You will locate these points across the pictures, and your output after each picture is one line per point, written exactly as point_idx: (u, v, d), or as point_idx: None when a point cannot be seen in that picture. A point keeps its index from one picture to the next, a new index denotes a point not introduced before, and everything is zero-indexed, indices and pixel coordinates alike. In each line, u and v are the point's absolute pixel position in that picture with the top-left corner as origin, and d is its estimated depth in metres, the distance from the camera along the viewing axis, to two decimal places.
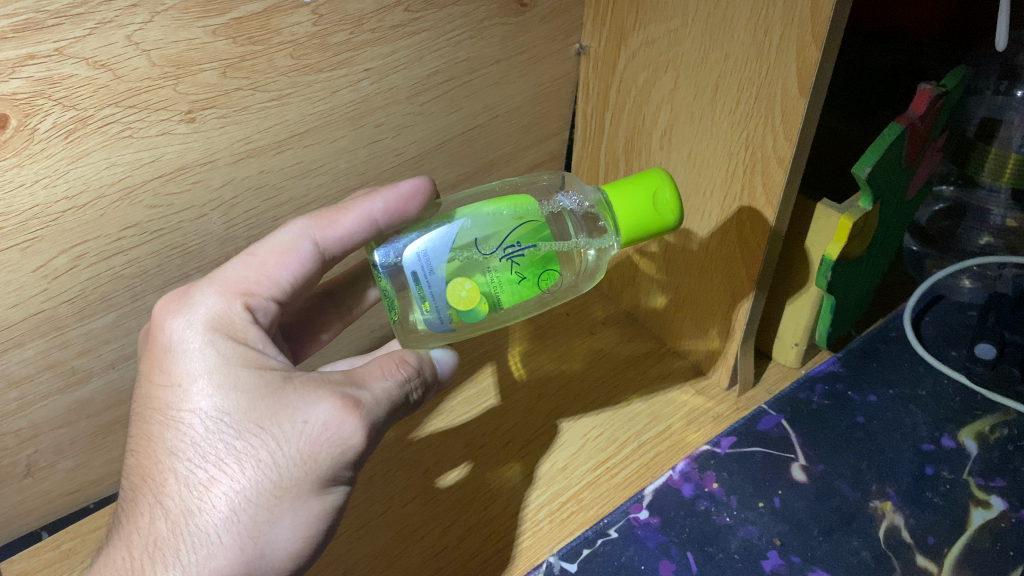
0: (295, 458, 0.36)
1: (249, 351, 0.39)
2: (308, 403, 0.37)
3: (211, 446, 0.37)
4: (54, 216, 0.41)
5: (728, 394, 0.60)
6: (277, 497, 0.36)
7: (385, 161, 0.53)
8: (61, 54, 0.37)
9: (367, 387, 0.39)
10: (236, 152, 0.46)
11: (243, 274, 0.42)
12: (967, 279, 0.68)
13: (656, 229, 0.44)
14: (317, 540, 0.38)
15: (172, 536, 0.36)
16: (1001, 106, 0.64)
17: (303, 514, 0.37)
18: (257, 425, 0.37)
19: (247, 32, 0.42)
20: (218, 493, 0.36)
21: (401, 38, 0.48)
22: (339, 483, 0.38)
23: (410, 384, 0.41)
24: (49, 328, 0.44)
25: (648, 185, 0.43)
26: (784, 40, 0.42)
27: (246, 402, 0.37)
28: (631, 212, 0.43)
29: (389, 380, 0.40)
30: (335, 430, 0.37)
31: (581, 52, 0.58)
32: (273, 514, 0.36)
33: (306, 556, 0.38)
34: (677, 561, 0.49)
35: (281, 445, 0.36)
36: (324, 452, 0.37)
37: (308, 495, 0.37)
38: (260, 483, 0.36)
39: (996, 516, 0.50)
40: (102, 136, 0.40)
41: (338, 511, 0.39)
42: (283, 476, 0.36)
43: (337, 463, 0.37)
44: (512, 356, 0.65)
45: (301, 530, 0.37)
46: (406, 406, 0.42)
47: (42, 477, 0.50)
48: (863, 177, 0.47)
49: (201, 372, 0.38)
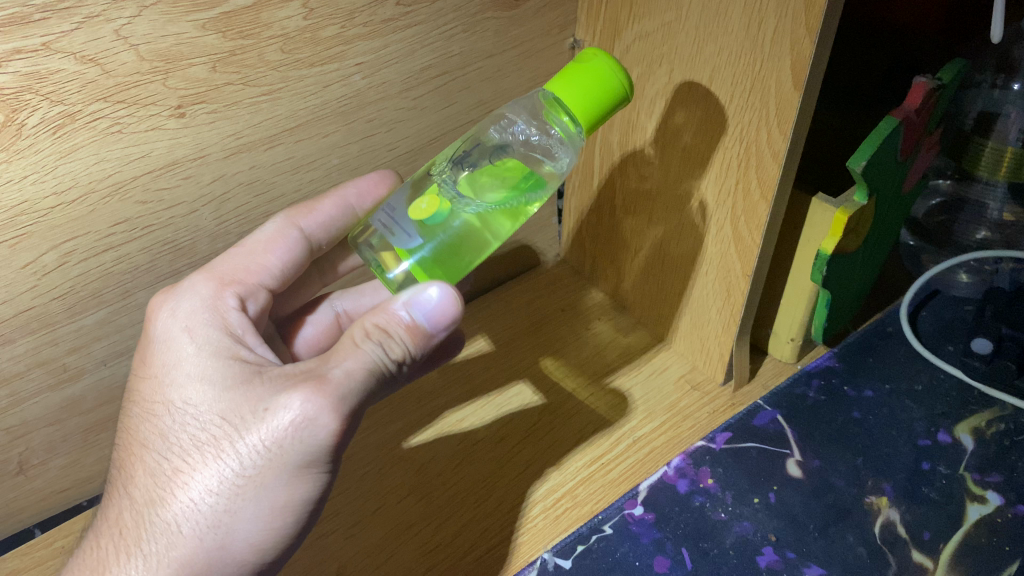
0: (256, 449, 0.35)
1: (226, 341, 0.40)
2: (272, 391, 0.36)
3: (177, 437, 0.37)
4: (43, 212, 0.40)
5: (723, 389, 0.60)
6: (238, 488, 0.36)
7: (378, 156, 0.53)
8: (48, 49, 0.36)
9: (336, 365, 0.37)
10: (226, 147, 0.45)
11: (234, 264, 0.44)
12: (964, 274, 0.67)
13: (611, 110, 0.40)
14: (284, 530, 0.37)
15: (134, 526, 0.36)
16: (998, 100, 0.65)
17: (267, 505, 0.36)
18: (221, 416, 0.36)
19: (236, 27, 0.42)
20: (181, 482, 0.36)
21: (393, 33, 0.48)
22: (306, 473, 0.36)
23: (392, 356, 0.38)
24: (39, 325, 0.44)
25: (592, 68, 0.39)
26: (778, 33, 0.41)
27: (213, 394, 0.37)
28: (585, 104, 0.39)
29: (361, 353, 0.37)
30: (298, 419, 0.35)
31: (575, 46, 0.58)
32: (234, 506, 0.36)
33: (273, 547, 0.37)
34: (671, 557, 0.49)
35: (244, 436, 0.36)
36: (286, 442, 0.35)
37: (270, 487, 0.36)
38: (221, 474, 0.36)
39: (991, 511, 0.50)
40: (90, 131, 0.40)
41: (309, 504, 0.38)
42: (245, 467, 0.36)
43: (301, 452, 0.36)
44: (507, 354, 0.64)
45: (264, 521, 0.36)
46: (386, 376, 0.38)
47: (34, 475, 0.50)
48: (858, 171, 0.47)
49: (175, 364, 0.39)
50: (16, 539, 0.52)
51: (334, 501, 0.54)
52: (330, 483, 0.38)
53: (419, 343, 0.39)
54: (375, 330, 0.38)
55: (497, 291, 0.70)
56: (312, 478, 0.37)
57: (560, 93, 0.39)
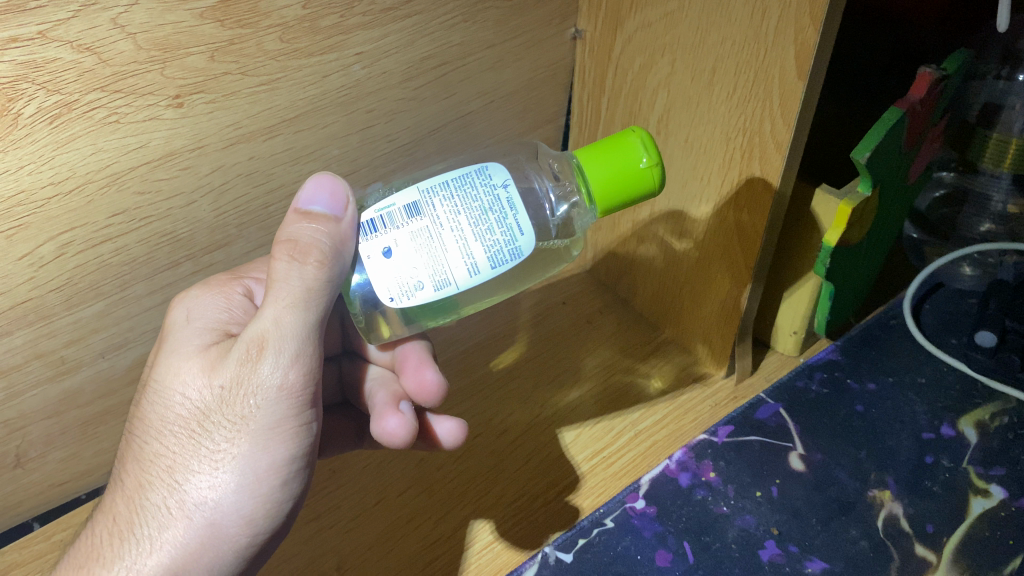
0: (226, 415, 0.36)
1: (194, 325, 0.40)
2: (229, 357, 0.36)
3: (151, 422, 0.37)
4: (40, 203, 0.40)
5: (725, 382, 0.60)
6: (217, 459, 0.36)
7: (377, 147, 0.52)
8: (44, 37, 0.36)
9: (268, 308, 0.36)
10: (226, 137, 0.45)
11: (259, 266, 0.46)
12: (968, 267, 0.67)
13: (639, 195, 0.39)
14: (273, 497, 0.37)
15: (125, 516, 0.36)
16: (1003, 91, 0.64)
17: (249, 472, 0.36)
18: (186, 392, 0.37)
19: (235, 15, 0.41)
20: (164, 463, 0.36)
21: (393, 22, 0.48)
22: (281, 432, 0.37)
23: (317, 266, 0.35)
24: (36, 317, 0.44)
25: (621, 148, 0.38)
26: (782, 21, 0.41)
27: (180, 372, 0.38)
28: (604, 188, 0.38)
29: (281, 282, 0.35)
30: (256, 371, 0.36)
31: (577, 36, 0.58)
32: (212, 479, 0.36)
33: (263, 517, 0.37)
34: (673, 551, 0.48)
35: (212, 404, 0.36)
36: (252, 401, 0.36)
37: (247, 451, 0.36)
38: (198, 449, 0.36)
39: (995, 505, 0.50)
40: (87, 121, 0.39)
41: (290, 469, 0.38)
42: (220, 437, 0.36)
43: (271, 411, 0.36)
44: (508, 347, 0.64)
45: (250, 490, 0.36)
46: (309, 296, 0.35)
47: (32, 467, 0.50)
48: (863, 162, 0.47)
49: (158, 352, 0.40)
50: (14, 532, 0.52)
51: (334, 495, 0.54)
52: (310, 438, 0.38)
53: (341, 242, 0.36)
54: (283, 244, 0.36)
55: None
56: (286, 440, 0.37)
57: (583, 164, 0.39)
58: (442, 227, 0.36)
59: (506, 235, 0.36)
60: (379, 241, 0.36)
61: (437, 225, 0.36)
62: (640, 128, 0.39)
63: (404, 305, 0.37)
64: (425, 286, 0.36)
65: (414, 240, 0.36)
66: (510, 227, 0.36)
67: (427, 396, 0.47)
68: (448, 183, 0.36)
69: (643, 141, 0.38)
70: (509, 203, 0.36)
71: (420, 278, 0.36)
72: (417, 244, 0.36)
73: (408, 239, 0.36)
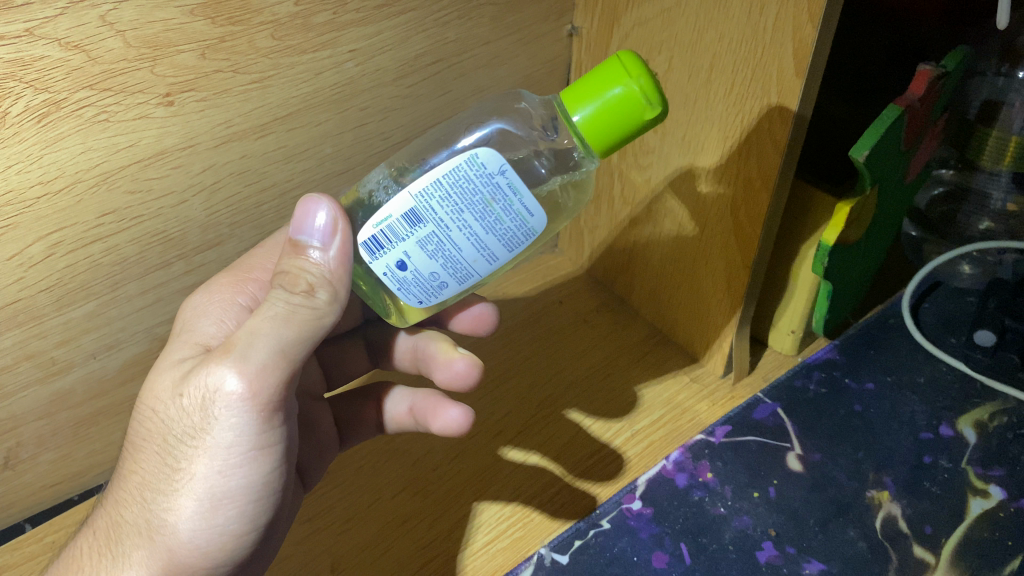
0: (187, 435, 0.36)
1: (184, 338, 0.41)
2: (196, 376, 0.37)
3: (132, 435, 0.39)
4: (29, 202, 0.39)
5: (723, 381, 0.60)
6: (177, 481, 0.36)
7: (372, 145, 0.52)
8: (32, 35, 0.35)
9: (238, 331, 0.35)
10: (217, 136, 0.44)
11: (254, 263, 0.45)
12: (967, 264, 0.67)
13: (640, 127, 0.36)
14: (231, 521, 0.37)
15: (104, 528, 0.38)
16: (1002, 88, 0.62)
17: (205, 496, 0.36)
18: (155, 407, 0.37)
19: (226, 12, 0.41)
20: (136, 480, 0.38)
21: (387, 19, 0.47)
22: (238, 456, 0.36)
23: (300, 297, 0.35)
24: (27, 318, 0.43)
25: (612, 86, 0.35)
26: (779, 18, 0.41)
27: (154, 388, 0.38)
28: (603, 131, 0.36)
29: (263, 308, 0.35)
30: (212, 394, 0.35)
31: (573, 33, 0.57)
32: (171, 501, 0.36)
33: (220, 541, 0.37)
34: (670, 552, 0.48)
35: (176, 422, 0.36)
36: (209, 422, 0.36)
37: (204, 473, 0.36)
38: (164, 467, 0.37)
39: (994, 506, 0.50)
40: (76, 119, 0.39)
41: (248, 493, 0.37)
42: (182, 458, 0.36)
43: (227, 434, 0.36)
44: (504, 346, 0.63)
45: (206, 513, 0.37)
46: (284, 321, 0.35)
47: (23, 470, 0.49)
48: (861, 160, 0.46)
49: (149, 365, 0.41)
50: (5, 534, 0.51)
51: (328, 496, 0.53)
52: (271, 463, 0.38)
53: (327, 275, 0.36)
54: (277, 276, 0.36)
55: (495, 283, 0.69)
56: (245, 465, 0.37)
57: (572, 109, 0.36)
58: (449, 229, 0.35)
59: (515, 220, 0.36)
60: (390, 256, 0.36)
61: (443, 228, 0.35)
62: (637, 67, 0.35)
63: (434, 303, 0.38)
64: (449, 284, 0.37)
65: (424, 249, 0.36)
66: (518, 212, 0.35)
67: (483, 324, 0.53)
68: (440, 182, 0.35)
69: (642, 86, 0.34)
70: (509, 187, 0.35)
71: (442, 279, 0.37)
72: (429, 251, 0.36)
73: (418, 247, 0.36)
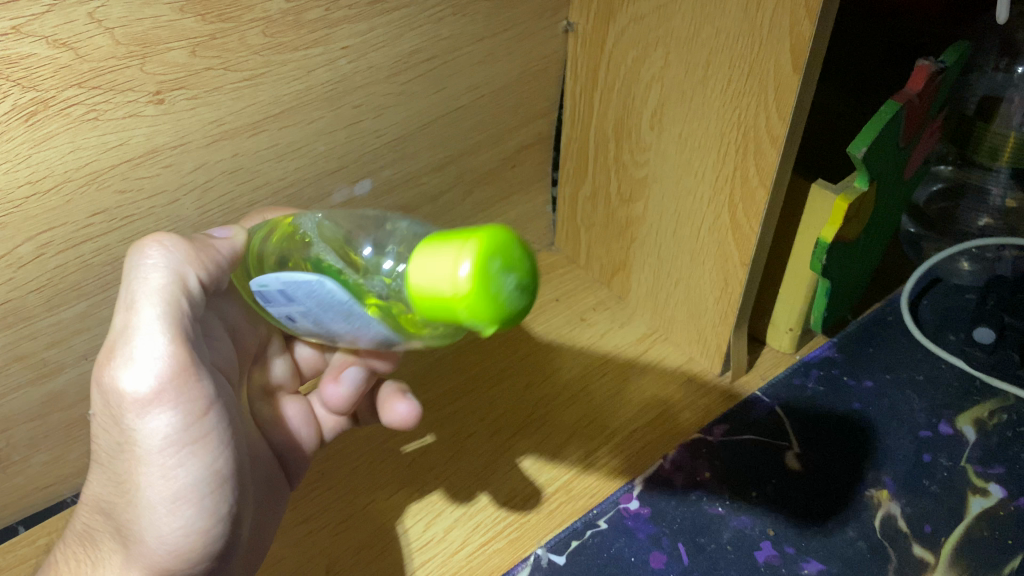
0: (118, 446, 0.35)
1: None
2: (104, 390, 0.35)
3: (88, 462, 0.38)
4: (18, 202, 0.39)
5: (721, 380, 0.59)
6: (123, 494, 0.35)
7: (365, 143, 0.51)
8: (18, 32, 0.35)
9: (112, 332, 0.34)
10: (209, 134, 0.44)
11: None
12: (966, 262, 0.66)
13: (510, 273, 0.30)
14: (191, 517, 0.35)
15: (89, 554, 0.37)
16: (1002, 83, 0.64)
17: (152, 499, 0.34)
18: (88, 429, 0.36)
19: (216, 9, 0.40)
20: (96, 502, 0.37)
21: (380, 15, 0.47)
22: (173, 452, 0.34)
23: (144, 275, 0.34)
24: (17, 319, 0.43)
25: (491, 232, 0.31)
26: (777, 13, 0.40)
27: None
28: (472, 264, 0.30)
29: (123, 302, 0.34)
30: (117, 403, 0.34)
31: (569, 29, 0.57)
32: (130, 513, 0.35)
33: (188, 540, 0.35)
34: (667, 552, 0.48)
35: (104, 437, 0.35)
36: (128, 426, 0.34)
37: (146, 479, 0.34)
38: (110, 483, 0.35)
39: (993, 504, 0.49)
40: (64, 118, 0.38)
41: (202, 484, 0.35)
42: (119, 469, 0.35)
43: (147, 433, 0.34)
44: (501, 345, 0.63)
45: (164, 518, 0.34)
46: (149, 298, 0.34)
47: (14, 472, 0.48)
48: (859, 157, 0.46)
49: None
50: None
51: (322, 497, 0.52)
52: (213, 447, 0.35)
53: (174, 259, 0.35)
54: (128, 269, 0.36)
55: None
56: (186, 458, 0.35)
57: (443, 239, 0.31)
58: (321, 315, 0.35)
59: (376, 335, 0.35)
60: (280, 310, 0.36)
61: (317, 314, 0.35)
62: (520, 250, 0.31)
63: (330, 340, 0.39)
64: (338, 337, 0.37)
65: (307, 316, 0.35)
66: (378, 333, 0.35)
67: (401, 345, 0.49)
68: (311, 287, 0.33)
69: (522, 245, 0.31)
70: (367, 316, 0.34)
71: (331, 335, 0.37)
72: (310, 320, 0.35)
73: (303, 314, 0.35)
